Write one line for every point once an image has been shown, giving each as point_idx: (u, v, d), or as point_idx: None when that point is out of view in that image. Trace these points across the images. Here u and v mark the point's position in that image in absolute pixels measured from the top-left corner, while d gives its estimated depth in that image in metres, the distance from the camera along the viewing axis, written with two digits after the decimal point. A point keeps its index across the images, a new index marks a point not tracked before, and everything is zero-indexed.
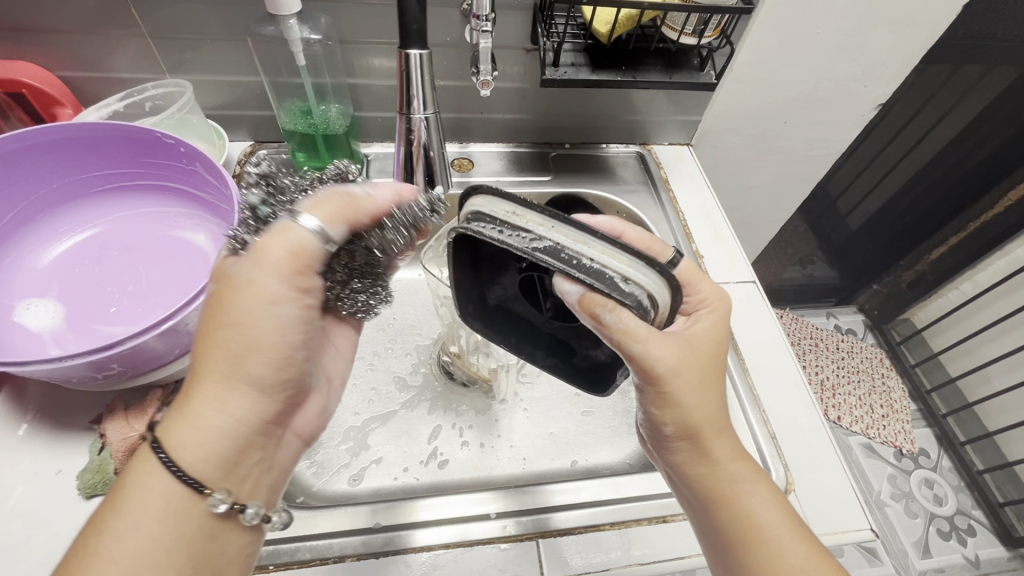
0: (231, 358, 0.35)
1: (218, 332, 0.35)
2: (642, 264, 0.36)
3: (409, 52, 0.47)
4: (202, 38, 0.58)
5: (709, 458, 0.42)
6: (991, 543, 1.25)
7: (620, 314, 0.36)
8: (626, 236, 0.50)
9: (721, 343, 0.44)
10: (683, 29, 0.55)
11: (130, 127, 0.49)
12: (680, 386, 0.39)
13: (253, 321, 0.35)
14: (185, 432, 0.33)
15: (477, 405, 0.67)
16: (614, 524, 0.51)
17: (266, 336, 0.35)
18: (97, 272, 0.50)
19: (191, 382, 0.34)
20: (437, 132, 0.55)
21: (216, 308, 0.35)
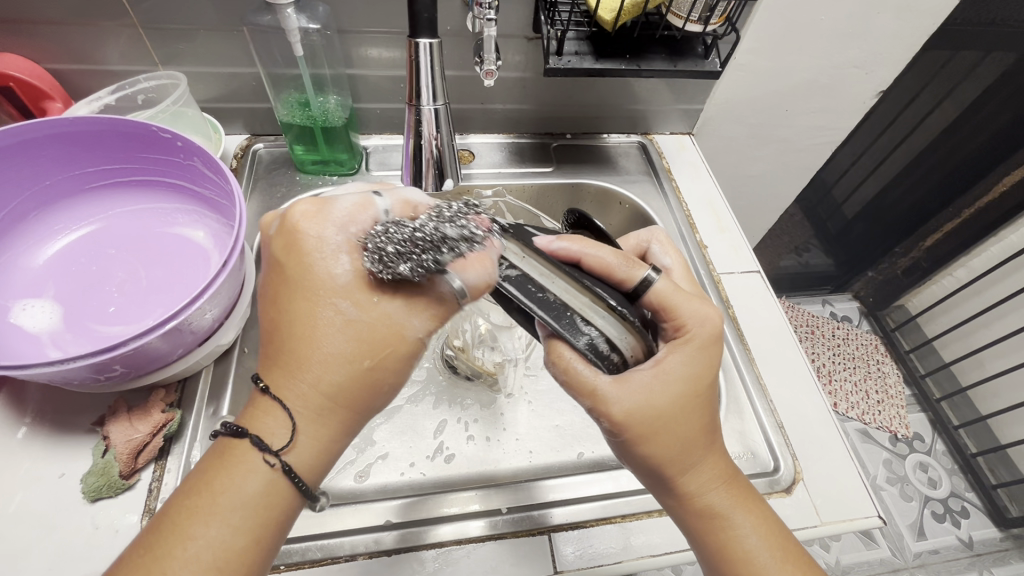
0: (366, 389, 0.34)
1: (363, 372, 0.34)
2: (600, 308, 0.42)
3: (419, 41, 0.45)
4: (195, 29, 0.56)
5: (687, 490, 0.43)
6: (985, 524, 1.27)
7: (575, 359, 0.43)
8: (585, 259, 0.47)
9: (696, 378, 0.43)
10: (689, 16, 0.54)
11: (124, 121, 0.47)
12: (636, 430, 0.42)
13: (398, 360, 0.35)
14: (309, 454, 0.33)
15: (481, 399, 0.68)
16: (624, 516, 0.51)
17: (397, 371, 0.36)
18: (95, 271, 0.49)
19: (317, 408, 0.33)
20: (448, 125, 0.54)
21: (365, 343, 0.34)
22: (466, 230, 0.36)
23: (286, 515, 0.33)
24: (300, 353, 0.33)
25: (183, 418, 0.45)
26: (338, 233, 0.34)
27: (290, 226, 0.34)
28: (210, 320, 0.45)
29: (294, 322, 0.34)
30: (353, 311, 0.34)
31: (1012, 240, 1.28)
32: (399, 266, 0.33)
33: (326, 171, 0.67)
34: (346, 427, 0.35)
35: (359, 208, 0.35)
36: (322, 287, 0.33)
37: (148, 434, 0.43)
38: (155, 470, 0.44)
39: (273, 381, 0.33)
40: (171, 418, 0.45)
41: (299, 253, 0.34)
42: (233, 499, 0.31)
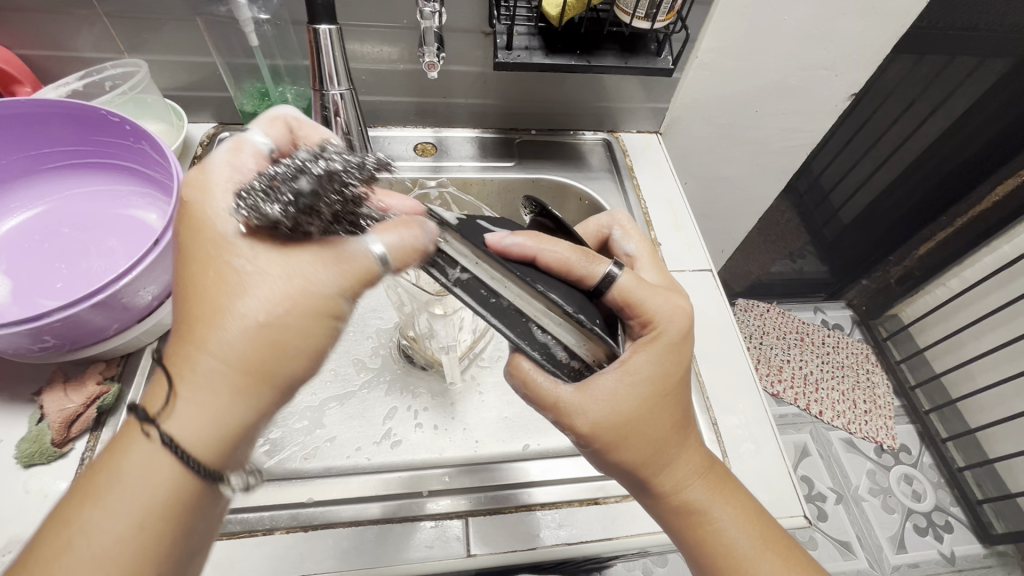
0: (271, 345, 0.32)
1: (262, 330, 0.32)
2: (555, 315, 0.41)
3: (318, 27, 0.46)
4: (160, 19, 0.58)
5: (666, 495, 0.44)
6: (968, 539, 1.25)
7: (534, 372, 0.44)
8: (540, 256, 0.44)
9: (665, 376, 0.43)
10: (634, 12, 0.54)
11: (76, 103, 0.49)
12: (607, 434, 0.42)
13: (304, 325, 0.33)
14: (196, 423, 0.31)
15: (433, 388, 0.68)
16: (544, 505, 0.52)
17: (306, 335, 0.34)
18: (46, 248, 0.50)
19: (207, 367, 0.31)
20: (356, 113, 0.55)
21: (273, 300, 0.32)
22: (338, 166, 0.36)
23: (184, 493, 0.31)
24: (200, 317, 0.32)
25: (117, 392, 0.47)
26: (225, 192, 0.34)
27: (179, 201, 0.36)
28: (148, 298, 0.47)
29: (195, 285, 0.33)
30: (251, 266, 0.33)
31: (1005, 250, 1.26)
32: (268, 207, 0.32)
33: None
34: (251, 396, 0.32)
35: (235, 154, 0.36)
36: (219, 245, 0.33)
37: (80, 405, 0.45)
38: (88, 440, 0.45)
39: (172, 355, 0.32)
40: (106, 391, 0.46)
41: (191, 217, 0.35)
42: (123, 470, 0.30)
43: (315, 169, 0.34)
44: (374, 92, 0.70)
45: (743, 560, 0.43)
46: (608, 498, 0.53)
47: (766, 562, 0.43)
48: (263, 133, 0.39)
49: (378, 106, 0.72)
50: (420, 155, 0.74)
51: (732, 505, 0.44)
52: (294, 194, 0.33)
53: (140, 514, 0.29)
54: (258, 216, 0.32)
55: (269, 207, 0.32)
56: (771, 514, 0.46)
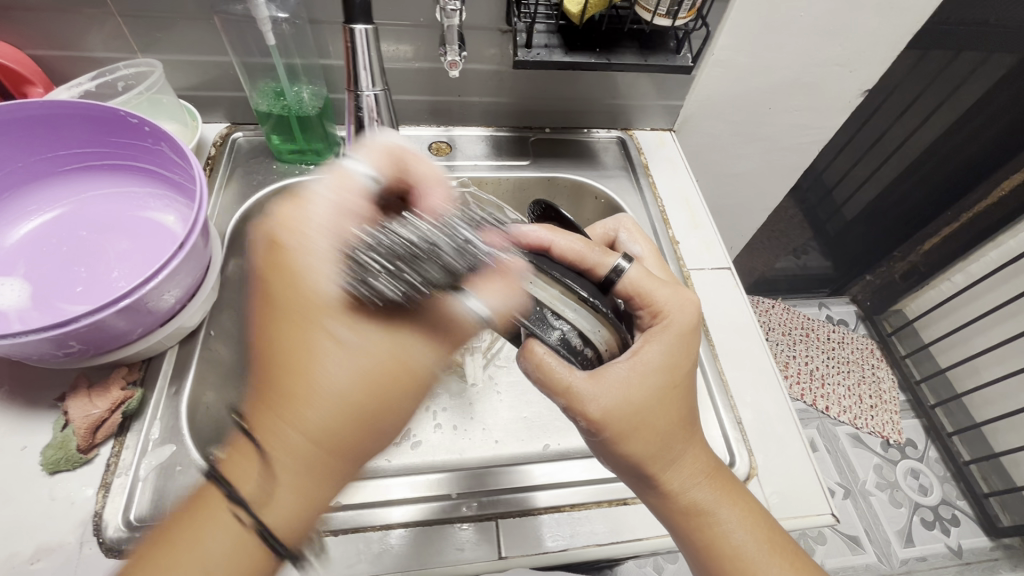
0: (358, 426, 0.32)
1: (354, 411, 0.32)
2: (568, 299, 0.40)
3: (355, 27, 0.46)
4: (174, 17, 0.57)
5: (671, 490, 0.43)
6: (975, 533, 1.26)
7: (548, 356, 0.40)
8: (555, 246, 0.46)
9: (676, 367, 0.43)
10: (656, 10, 0.54)
11: (94, 106, 0.49)
12: (618, 428, 0.41)
13: (395, 404, 0.33)
14: (287, 502, 0.31)
15: (451, 389, 0.68)
16: (574, 506, 0.51)
17: (394, 413, 0.34)
18: (63, 252, 0.50)
19: (291, 456, 0.31)
20: (388, 112, 0.55)
21: (356, 387, 0.32)
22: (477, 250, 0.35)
23: (267, 558, 0.32)
24: (296, 389, 0.31)
25: (142, 397, 0.46)
26: (325, 240, 0.33)
27: (276, 238, 0.34)
28: (171, 301, 0.46)
29: (290, 349, 0.32)
30: (347, 338, 0.32)
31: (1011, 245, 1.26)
32: (382, 284, 0.31)
33: (303, 161, 0.68)
34: (331, 467, 0.32)
35: (339, 190, 0.34)
36: (315, 311, 0.32)
37: (105, 411, 0.44)
38: (113, 445, 0.45)
39: (261, 424, 0.31)
40: (130, 396, 0.46)
41: (285, 264, 0.33)
42: (206, 546, 0.31)
43: (443, 250, 0.34)
44: None
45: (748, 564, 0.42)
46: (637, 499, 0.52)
47: (772, 564, 0.43)
48: (365, 163, 0.36)
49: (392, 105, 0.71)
50: (434, 154, 0.73)
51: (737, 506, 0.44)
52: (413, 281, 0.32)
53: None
54: (371, 293, 0.31)
55: (387, 290, 0.31)
56: (775, 516, 0.46)
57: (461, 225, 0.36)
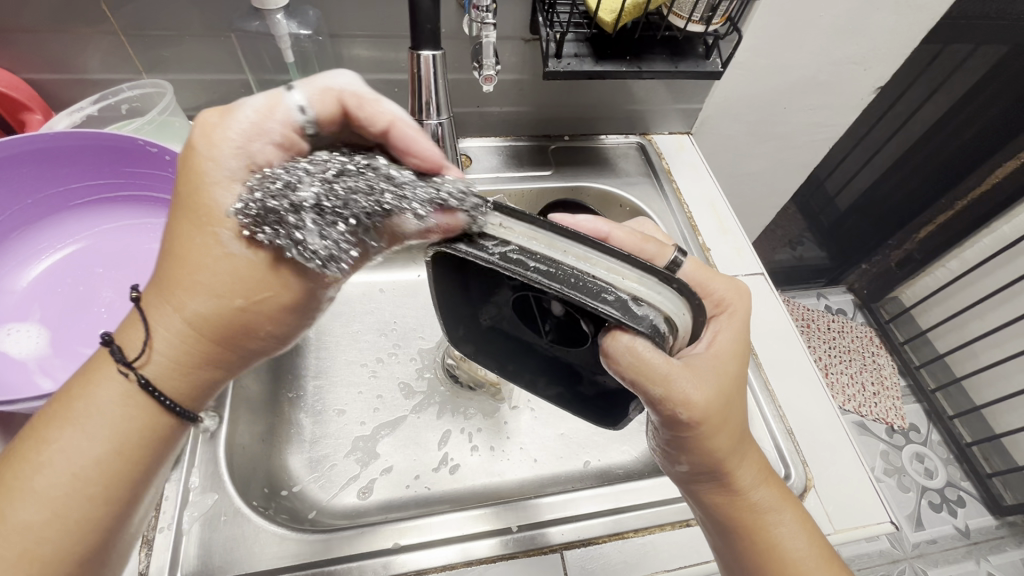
0: (238, 329, 0.34)
1: (236, 314, 0.33)
2: (653, 281, 0.34)
3: (421, 54, 0.43)
4: (181, 34, 0.54)
5: (738, 486, 0.41)
6: (980, 512, 1.29)
7: (638, 341, 0.35)
8: (613, 236, 0.52)
9: (742, 354, 0.44)
10: (691, 17, 0.53)
11: (111, 135, 0.46)
12: (710, 416, 0.39)
13: (274, 309, 0.34)
14: (167, 375, 0.33)
15: (484, 408, 0.66)
16: (637, 530, 0.50)
17: (279, 320, 0.35)
18: (81, 292, 0.47)
19: (173, 334, 0.33)
20: (454, 141, 0.52)
21: (224, 284, 0.33)
22: (411, 203, 0.33)
23: (160, 426, 0.34)
24: (181, 274, 0.33)
25: None
26: (231, 160, 0.33)
27: (186, 146, 0.33)
28: None
29: (180, 246, 0.33)
30: (227, 243, 0.32)
31: (1005, 231, 1.29)
32: (259, 235, 0.32)
33: None
34: (215, 360, 0.35)
35: (263, 116, 0.33)
36: (207, 213, 0.33)
37: None
38: None
39: (148, 299, 0.34)
40: None
41: (193, 172, 0.33)
42: (91, 410, 0.32)
43: (383, 196, 0.33)
44: None
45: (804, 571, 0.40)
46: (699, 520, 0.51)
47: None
48: (305, 96, 0.34)
49: None
50: None
51: (790, 509, 0.43)
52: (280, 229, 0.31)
53: (116, 443, 0.32)
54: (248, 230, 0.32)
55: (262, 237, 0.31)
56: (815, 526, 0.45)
57: (412, 176, 0.35)
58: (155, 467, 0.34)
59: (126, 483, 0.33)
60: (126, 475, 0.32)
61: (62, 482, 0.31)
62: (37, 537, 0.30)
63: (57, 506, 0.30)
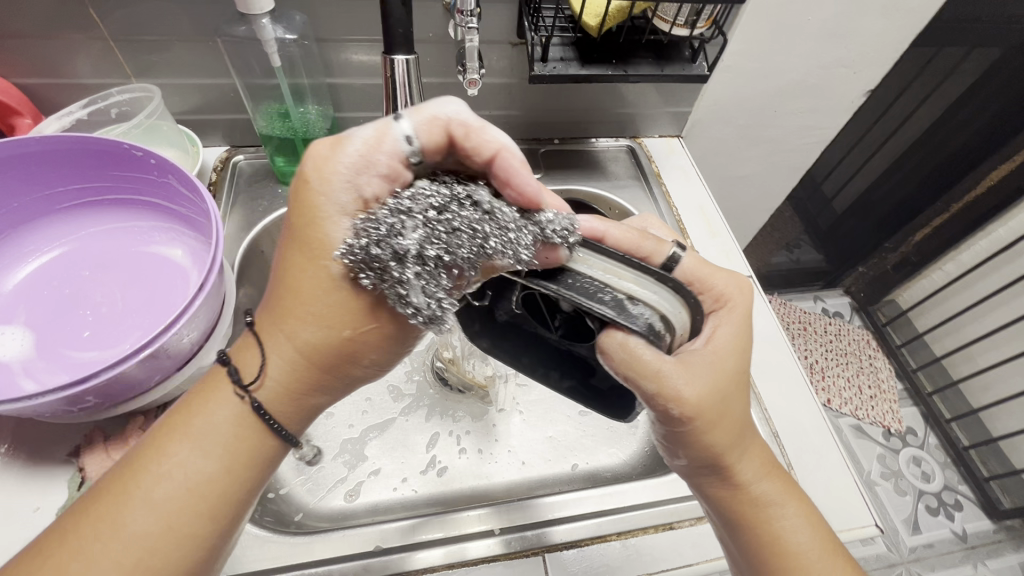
0: (342, 358, 0.35)
1: (340, 344, 0.34)
2: (649, 280, 0.36)
3: (394, 58, 0.44)
4: (169, 39, 0.54)
5: (738, 481, 0.42)
6: (978, 516, 1.28)
7: (630, 338, 0.38)
8: (609, 236, 0.46)
9: (743, 346, 0.43)
10: (675, 21, 0.53)
11: (93, 138, 0.46)
12: (703, 411, 0.39)
13: (385, 342, 0.36)
14: (276, 399, 0.35)
15: (473, 411, 0.66)
16: (619, 533, 0.49)
17: (386, 352, 0.37)
18: (66, 294, 0.47)
19: (283, 359, 0.34)
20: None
21: (333, 316, 0.34)
22: (517, 247, 0.34)
23: (266, 448, 0.35)
24: (289, 306, 0.34)
25: None
26: (343, 194, 0.33)
27: (301, 178, 0.33)
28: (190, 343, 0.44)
29: (290, 277, 0.34)
30: (339, 275, 0.33)
31: (1001, 234, 1.30)
32: (363, 278, 0.32)
33: None
34: (322, 387, 0.36)
35: (371, 148, 0.33)
36: (324, 248, 0.33)
37: None
38: None
39: (262, 326, 0.35)
40: None
41: (305, 205, 0.33)
42: (208, 426, 0.34)
43: (487, 240, 0.33)
44: None
45: (806, 565, 0.40)
46: (682, 522, 0.50)
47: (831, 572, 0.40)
48: (411, 125, 0.34)
49: None
50: None
51: (796, 504, 0.42)
52: (387, 272, 0.31)
53: (228, 459, 0.33)
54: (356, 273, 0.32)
55: (368, 282, 0.32)
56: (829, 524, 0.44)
57: (515, 215, 0.35)
58: (258, 485, 0.35)
59: (227, 504, 0.33)
60: (229, 495, 0.33)
61: (179, 494, 0.32)
62: (151, 546, 0.31)
63: (171, 517, 0.31)
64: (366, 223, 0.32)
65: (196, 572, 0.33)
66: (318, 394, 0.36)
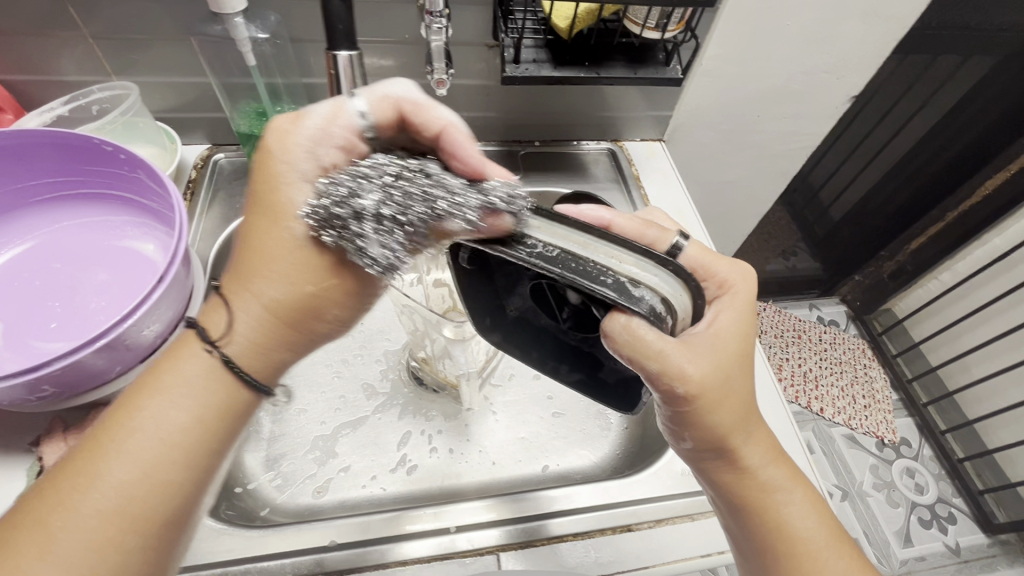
0: (313, 314, 0.36)
1: (312, 300, 0.35)
2: (651, 264, 0.36)
3: (337, 53, 0.44)
4: (147, 38, 0.55)
5: (744, 466, 0.42)
6: (972, 530, 1.26)
7: (633, 321, 0.37)
8: (615, 224, 0.49)
9: (745, 333, 0.44)
10: (645, 23, 0.54)
11: (66, 134, 0.47)
12: (705, 391, 0.39)
13: (349, 300, 0.37)
14: (248, 354, 0.35)
15: (446, 410, 0.66)
16: (576, 534, 0.48)
17: (352, 310, 0.38)
18: (37, 286, 0.48)
19: (255, 317, 0.35)
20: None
21: (298, 272, 0.35)
22: (464, 209, 0.34)
23: (238, 402, 0.35)
24: (256, 265, 0.35)
25: None
26: (305, 160, 0.36)
27: (264, 145, 0.36)
28: (151, 335, 0.44)
29: (255, 236, 0.35)
30: (301, 232, 0.35)
31: (997, 243, 1.28)
32: (323, 236, 0.34)
33: None
34: (293, 344, 0.37)
35: (329, 122, 0.36)
36: (287, 208, 0.35)
37: None
38: None
39: (228, 286, 0.36)
40: None
41: (267, 169, 0.36)
42: (176, 378, 0.34)
43: (436, 201, 0.34)
44: None
45: (813, 551, 0.41)
46: (640, 524, 0.49)
47: (835, 559, 0.41)
48: (366, 104, 0.38)
49: None
50: None
51: (801, 491, 0.43)
52: (341, 225, 0.33)
53: (198, 412, 0.33)
54: (314, 228, 0.34)
55: (325, 237, 0.34)
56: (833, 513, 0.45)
57: (462, 182, 0.36)
58: (232, 433, 0.35)
59: (200, 454, 0.33)
60: (202, 446, 0.33)
61: (152, 446, 0.32)
62: (129, 499, 0.31)
63: (147, 469, 0.32)
64: (324, 188, 0.34)
65: (174, 519, 0.33)
66: (289, 352, 0.37)
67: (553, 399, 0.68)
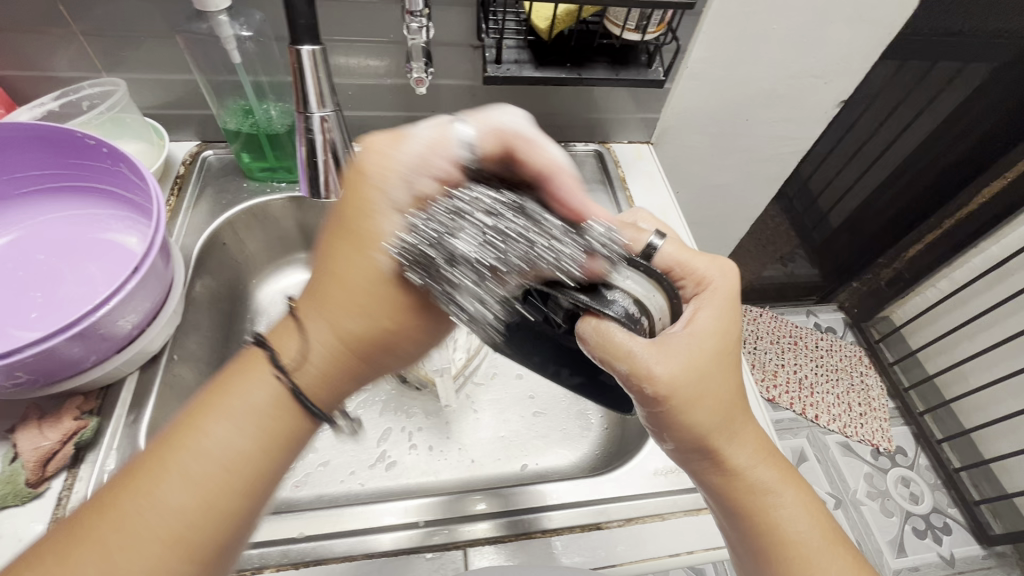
0: (381, 346, 0.36)
1: (383, 332, 0.35)
2: (618, 266, 0.36)
3: (300, 48, 0.43)
4: (137, 36, 0.56)
5: (730, 467, 0.42)
6: (967, 541, 1.25)
7: (604, 322, 0.36)
8: None
9: (725, 330, 0.42)
10: (625, 25, 0.54)
11: (50, 127, 0.48)
12: (677, 391, 0.39)
13: (420, 331, 0.37)
14: (315, 381, 0.35)
15: (427, 407, 0.66)
16: (545, 531, 0.48)
17: (416, 342, 0.38)
18: (20, 276, 0.48)
19: (324, 346, 0.35)
20: (343, 134, 0.50)
21: (377, 307, 0.35)
22: (568, 255, 0.33)
23: (300, 429, 0.35)
24: (334, 290, 0.35)
25: (96, 427, 0.45)
26: (399, 186, 0.35)
27: (361, 166, 0.36)
28: (128, 326, 0.45)
29: (337, 263, 0.35)
30: (385, 264, 0.34)
31: (993, 251, 1.29)
32: (413, 276, 0.33)
33: (274, 179, 0.68)
34: (357, 374, 0.37)
35: (432, 149, 0.36)
36: (373, 237, 0.35)
37: (56, 443, 0.43)
38: (65, 478, 0.44)
39: (304, 309, 0.36)
40: (84, 426, 0.45)
41: (358, 194, 0.36)
42: (243, 403, 0.34)
43: (537, 244, 0.33)
44: (361, 108, 0.69)
45: (805, 553, 0.41)
46: (610, 523, 0.49)
47: (828, 560, 0.41)
48: (475, 132, 0.38)
49: (365, 121, 0.71)
50: None
51: (792, 491, 0.43)
52: (441, 266, 0.32)
53: (261, 437, 0.34)
54: (409, 266, 0.33)
55: (415, 278, 0.33)
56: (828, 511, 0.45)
57: (560, 224, 0.35)
58: (286, 465, 0.35)
59: (258, 481, 0.33)
60: (259, 473, 0.33)
61: (211, 470, 0.32)
62: (183, 523, 0.31)
63: (204, 495, 0.31)
64: (422, 224, 0.33)
65: (225, 551, 0.33)
66: (350, 380, 0.37)
67: (534, 399, 0.68)
